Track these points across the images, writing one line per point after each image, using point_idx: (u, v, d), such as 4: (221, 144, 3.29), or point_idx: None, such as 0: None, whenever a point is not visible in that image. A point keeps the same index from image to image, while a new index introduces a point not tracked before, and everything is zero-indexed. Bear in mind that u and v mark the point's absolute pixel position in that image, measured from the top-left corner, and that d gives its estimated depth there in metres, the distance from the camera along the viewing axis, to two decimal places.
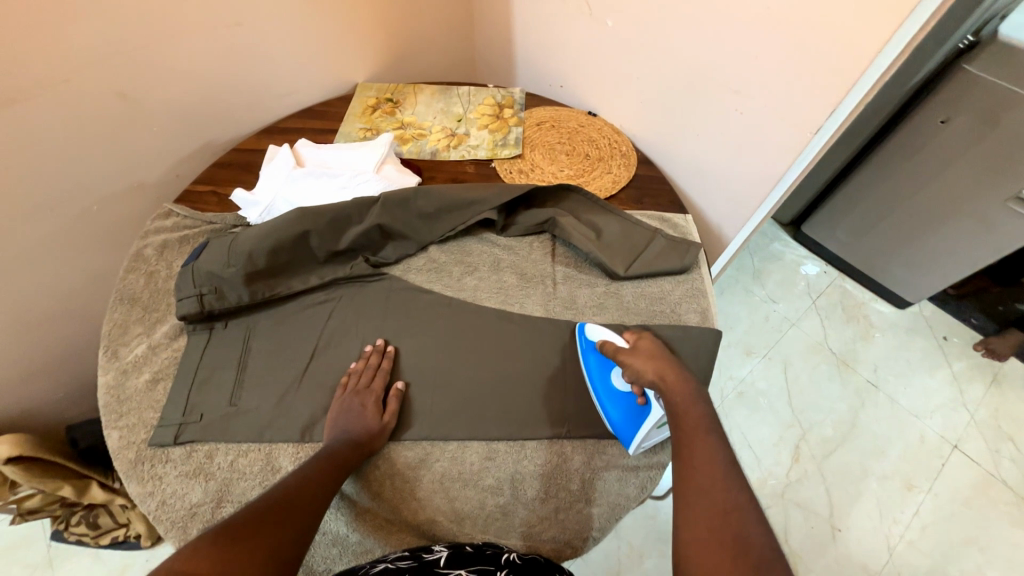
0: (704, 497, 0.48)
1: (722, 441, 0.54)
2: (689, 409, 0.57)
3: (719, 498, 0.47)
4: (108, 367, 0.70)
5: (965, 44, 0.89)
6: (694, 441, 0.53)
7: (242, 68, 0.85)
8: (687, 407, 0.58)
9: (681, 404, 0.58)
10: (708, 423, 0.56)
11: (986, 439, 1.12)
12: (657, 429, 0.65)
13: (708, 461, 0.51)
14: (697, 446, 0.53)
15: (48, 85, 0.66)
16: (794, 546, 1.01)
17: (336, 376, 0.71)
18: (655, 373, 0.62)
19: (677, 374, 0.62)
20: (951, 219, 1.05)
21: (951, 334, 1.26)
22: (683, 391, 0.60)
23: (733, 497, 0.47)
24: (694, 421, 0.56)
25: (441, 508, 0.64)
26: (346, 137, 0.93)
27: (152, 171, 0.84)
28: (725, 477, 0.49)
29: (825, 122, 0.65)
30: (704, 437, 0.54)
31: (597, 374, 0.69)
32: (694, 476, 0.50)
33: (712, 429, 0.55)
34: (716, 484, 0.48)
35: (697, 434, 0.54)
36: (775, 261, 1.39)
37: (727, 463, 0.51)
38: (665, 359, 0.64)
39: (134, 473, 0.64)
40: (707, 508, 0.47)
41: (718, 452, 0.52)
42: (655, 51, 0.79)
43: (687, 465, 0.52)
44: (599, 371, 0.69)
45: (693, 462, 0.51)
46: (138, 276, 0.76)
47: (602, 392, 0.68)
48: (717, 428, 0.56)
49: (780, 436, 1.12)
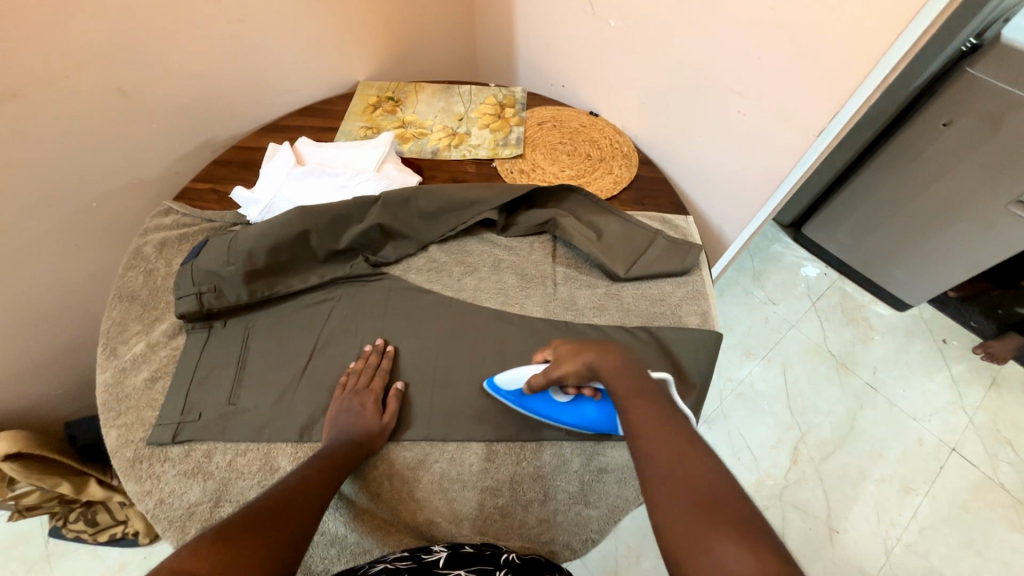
0: (654, 458, 0.43)
1: (661, 398, 0.49)
2: (617, 380, 0.52)
3: (669, 453, 0.43)
4: (106, 365, 0.70)
5: (967, 47, 0.88)
6: (633, 407, 0.49)
7: (242, 66, 0.85)
8: (619, 374, 0.53)
9: (610, 375, 0.53)
10: (645, 384, 0.51)
11: (984, 442, 1.12)
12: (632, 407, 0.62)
13: (651, 418, 0.47)
14: (638, 409, 0.48)
15: (47, 83, 0.66)
16: (792, 548, 1.01)
17: (335, 376, 0.71)
18: (584, 364, 0.56)
19: (603, 351, 0.56)
20: (952, 222, 1.05)
21: (951, 337, 1.26)
22: (614, 355, 0.55)
23: (679, 448, 0.43)
24: (627, 385, 0.51)
25: (440, 510, 0.64)
26: (347, 135, 0.92)
27: (152, 168, 0.83)
28: (671, 431, 0.45)
29: (828, 124, 0.65)
30: (639, 398, 0.49)
31: (547, 405, 0.64)
32: (640, 440, 0.46)
33: (650, 388, 0.51)
34: (662, 441, 0.44)
35: (636, 398, 0.49)
36: (776, 263, 1.39)
37: (670, 416, 0.47)
38: (590, 348, 0.57)
39: (132, 472, 0.64)
40: (663, 468, 0.42)
41: (657, 408, 0.48)
42: (658, 50, 0.79)
43: (631, 433, 0.47)
44: (544, 401, 0.64)
45: (636, 426, 0.47)
46: (137, 273, 0.75)
47: (565, 413, 0.64)
48: (651, 385, 0.51)
49: (779, 437, 1.12)
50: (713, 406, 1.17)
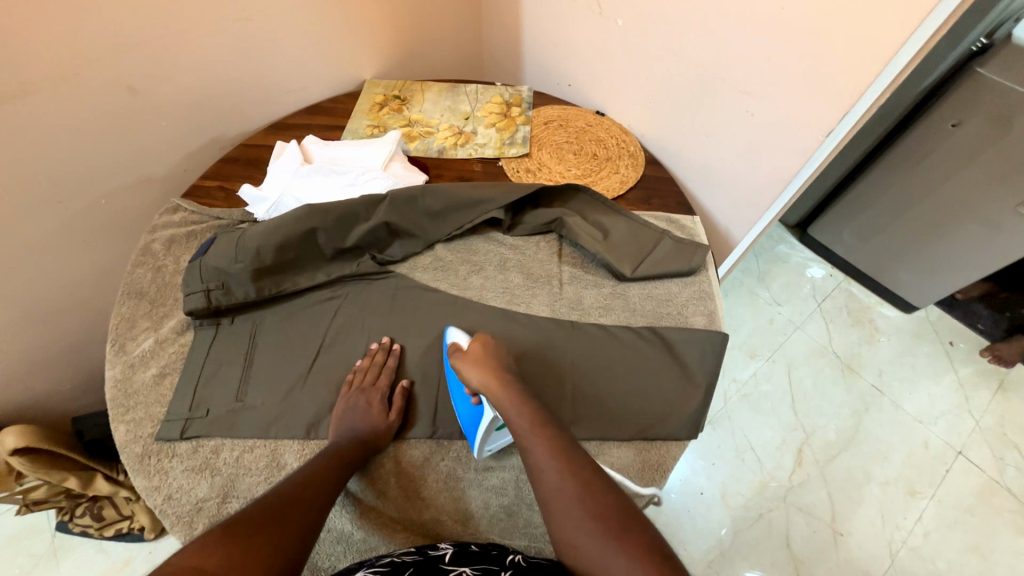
0: (562, 494, 0.51)
1: (558, 427, 0.57)
2: (519, 412, 0.57)
3: (575, 486, 0.51)
4: (115, 361, 0.70)
5: (977, 47, 0.88)
6: (532, 442, 0.55)
7: (250, 63, 0.85)
8: (517, 408, 0.58)
9: (508, 404, 0.58)
10: (542, 414, 0.57)
11: (991, 446, 1.11)
12: (496, 431, 0.62)
13: (551, 452, 0.53)
14: (539, 443, 0.54)
15: (58, 80, 0.66)
16: (796, 550, 1.01)
17: (342, 373, 0.71)
18: (485, 381, 0.60)
19: (502, 380, 0.60)
20: (961, 223, 1.04)
21: (958, 340, 1.25)
22: (510, 385, 0.60)
23: (582, 481, 0.51)
24: (528, 418, 0.57)
25: (446, 507, 0.64)
26: (354, 133, 0.92)
27: (161, 164, 0.84)
28: (571, 464, 0.52)
29: (837, 125, 0.64)
30: (541, 429, 0.55)
31: (453, 379, 0.68)
32: (546, 478, 0.52)
33: (548, 418, 0.57)
34: (566, 476, 0.52)
35: (534, 430, 0.55)
36: (781, 264, 1.38)
37: (569, 447, 0.54)
38: (492, 363, 0.62)
39: (140, 467, 0.64)
40: (570, 503, 0.50)
41: (558, 441, 0.54)
42: (665, 50, 0.78)
43: (537, 470, 0.53)
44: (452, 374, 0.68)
45: (540, 462, 0.53)
46: (146, 270, 0.76)
47: (455, 395, 0.67)
48: (551, 417, 0.58)
49: (783, 439, 1.12)
50: (717, 408, 1.17)
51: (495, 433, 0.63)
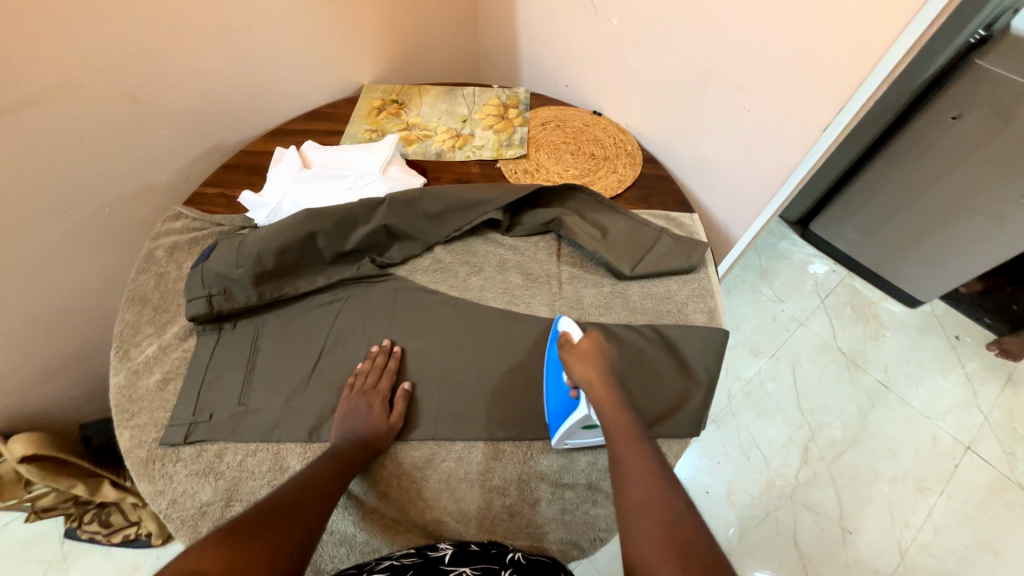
0: (646, 511, 0.47)
1: (654, 447, 0.54)
2: (619, 422, 0.56)
3: (662, 509, 0.47)
4: (119, 367, 0.71)
5: (976, 39, 0.87)
6: (627, 453, 0.52)
7: (249, 71, 0.86)
8: (616, 416, 0.56)
9: (608, 410, 0.57)
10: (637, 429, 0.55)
11: (1000, 441, 1.10)
12: (581, 429, 0.63)
13: (642, 471, 0.51)
14: (633, 459, 0.52)
15: (59, 93, 0.67)
16: (804, 548, 1.00)
17: (343, 376, 0.71)
18: (590, 376, 0.60)
19: (606, 384, 0.60)
20: (966, 216, 1.03)
21: (964, 334, 1.24)
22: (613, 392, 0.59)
23: (673, 508, 0.47)
24: (625, 432, 0.55)
25: (448, 508, 0.64)
26: (352, 138, 0.93)
27: (162, 173, 0.85)
28: (661, 488, 0.49)
29: (834, 120, 0.64)
30: (636, 446, 0.53)
31: (552, 364, 0.69)
32: (633, 492, 0.49)
33: (645, 437, 0.55)
34: (653, 497, 0.48)
35: (629, 444, 0.53)
36: (783, 260, 1.38)
37: (662, 470, 0.51)
38: (599, 361, 0.62)
39: (146, 472, 0.65)
40: (653, 523, 0.46)
41: (652, 459, 0.52)
42: (662, 50, 0.79)
43: (624, 483, 0.51)
44: (554, 360, 0.69)
45: (629, 477, 0.51)
46: (149, 277, 0.77)
47: (551, 381, 0.68)
48: (647, 434, 0.55)
49: (788, 437, 1.11)
50: (722, 406, 1.16)
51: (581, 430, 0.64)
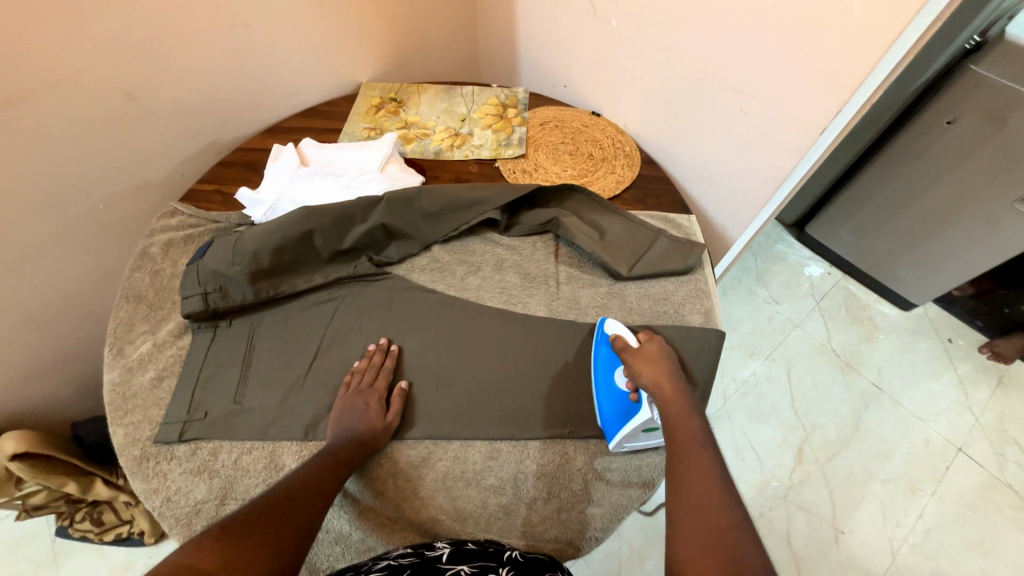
0: (697, 512, 0.46)
1: (717, 456, 0.53)
2: (688, 427, 0.57)
3: (714, 513, 0.46)
4: (113, 365, 0.70)
5: (971, 45, 0.88)
6: (688, 456, 0.53)
7: (246, 68, 0.85)
8: (683, 421, 0.57)
9: (676, 414, 0.58)
10: (702, 437, 0.55)
11: (992, 443, 1.11)
12: (641, 432, 0.64)
13: (700, 474, 0.50)
14: (693, 462, 0.52)
15: (55, 89, 0.67)
16: (797, 549, 1.00)
17: (340, 375, 0.71)
18: (656, 382, 0.62)
19: (675, 388, 0.61)
20: (959, 221, 1.04)
21: (957, 336, 1.26)
22: (680, 400, 0.60)
23: (728, 515, 0.46)
24: (689, 437, 0.55)
25: (444, 507, 0.64)
26: (350, 136, 0.93)
27: (158, 169, 0.84)
28: (716, 494, 0.48)
29: (830, 123, 0.65)
30: (697, 452, 0.53)
31: (602, 366, 0.69)
32: (688, 492, 0.49)
33: (709, 446, 0.54)
34: (705, 500, 0.47)
35: (691, 448, 0.54)
36: (779, 262, 1.38)
37: (720, 478, 0.50)
38: (665, 366, 0.64)
39: (139, 470, 0.64)
40: (701, 524, 0.45)
41: (714, 467, 0.51)
42: (661, 52, 0.79)
43: (680, 482, 0.50)
44: (604, 363, 0.69)
45: (686, 478, 0.50)
46: (144, 274, 0.76)
47: (600, 383, 0.68)
48: (711, 443, 0.55)
49: (783, 438, 1.12)
50: (717, 406, 1.16)
51: (641, 434, 0.65)
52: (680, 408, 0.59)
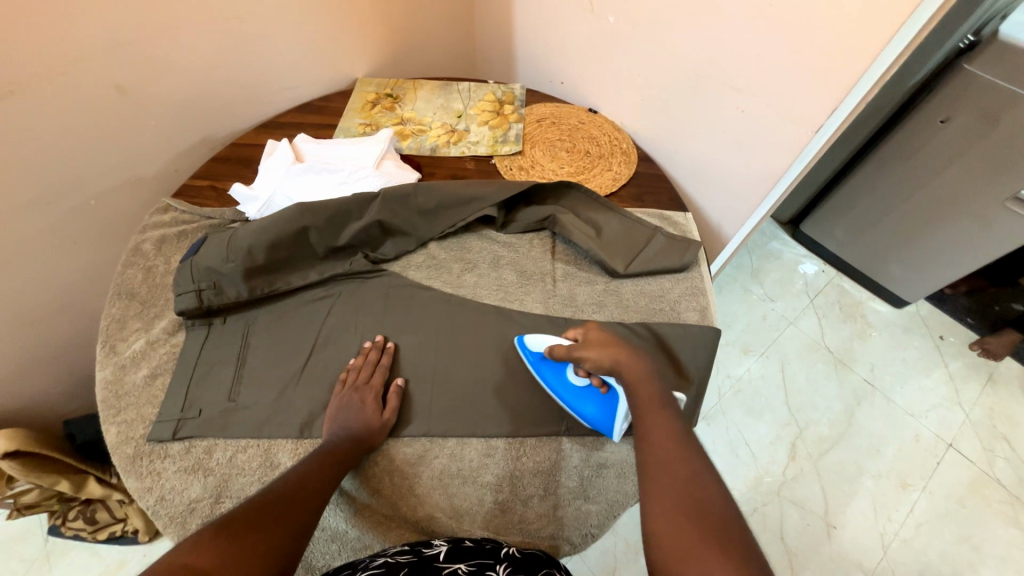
0: (667, 469, 0.49)
1: (675, 415, 0.56)
2: (643, 389, 0.58)
3: (682, 467, 0.49)
4: (106, 362, 0.70)
5: (965, 44, 0.89)
6: (652, 419, 0.55)
7: (240, 63, 0.84)
8: (647, 388, 0.59)
9: (636, 381, 0.59)
10: (665, 398, 0.58)
11: (981, 439, 1.13)
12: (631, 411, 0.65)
13: (664, 433, 0.53)
14: (656, 423, 0.54)
15: (44, 84, 0.66)
16: (790, 544, 1.01)
17: (336, 371, 0.71)
18: (610, 358, 0.62)
19: (631, 356, 0.62)
20: (951, 218, 1.05)
21: (948, 334, 1.27)
22: (639, 364, 0.61)
23: (692, 468, 0.49)
24: (650, 397, 0.58)
25: (440, 504, 0.64)
26: (345, 132, 0.92)
27: (151, 165, 0.83)
28: (681, 451, 0.51)
29: (827, 120, 0.65)
30: (661, 413, 0.55)
31: (554, 382, 0.68)
32: (655, 449, 0.51)
33: (670, 406, 0.57)
34: (673, 457, 0.50)
35: (653, 409, 0.56)
36: (774, 259, 1.39)
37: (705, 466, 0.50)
38: (615, 343, 0.63)
39: (133, 468, 0.64)
40: (672, 479, 0.48)
41: (677, 425, 0.54)
42: (658, 49, 0.79)
43: (647, 443, 0.53)
44: (553, 378, 0.69)
45: (652, 436, 0.53)
46: (136, 271, 0.75)
47: (564, 395, 0.68)
48: (672, 404, 0.57)
49: (777, 434, 1.13)
50: (711, 403, 1.17)
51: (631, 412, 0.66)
52: (645, 384, 0.59)
